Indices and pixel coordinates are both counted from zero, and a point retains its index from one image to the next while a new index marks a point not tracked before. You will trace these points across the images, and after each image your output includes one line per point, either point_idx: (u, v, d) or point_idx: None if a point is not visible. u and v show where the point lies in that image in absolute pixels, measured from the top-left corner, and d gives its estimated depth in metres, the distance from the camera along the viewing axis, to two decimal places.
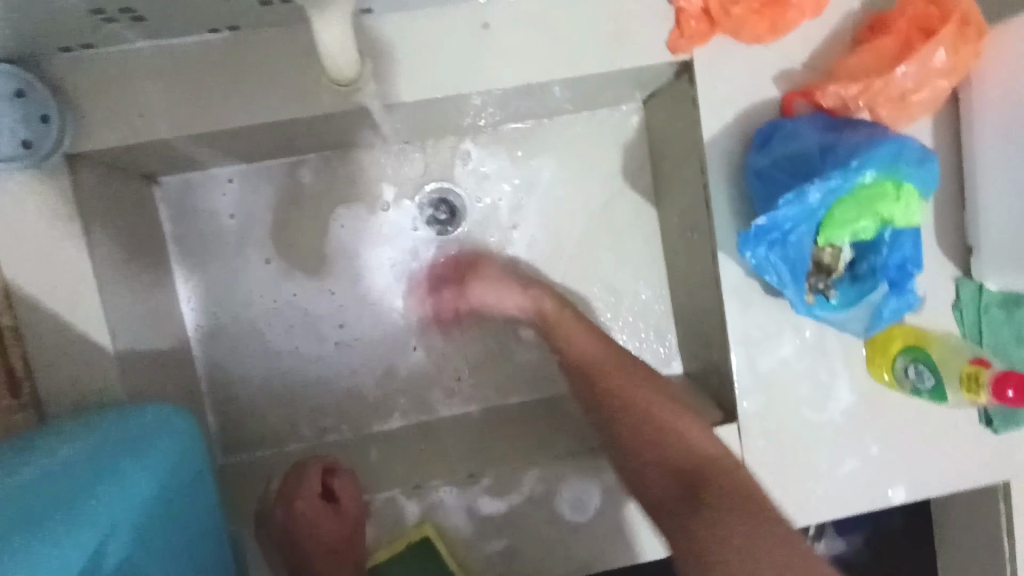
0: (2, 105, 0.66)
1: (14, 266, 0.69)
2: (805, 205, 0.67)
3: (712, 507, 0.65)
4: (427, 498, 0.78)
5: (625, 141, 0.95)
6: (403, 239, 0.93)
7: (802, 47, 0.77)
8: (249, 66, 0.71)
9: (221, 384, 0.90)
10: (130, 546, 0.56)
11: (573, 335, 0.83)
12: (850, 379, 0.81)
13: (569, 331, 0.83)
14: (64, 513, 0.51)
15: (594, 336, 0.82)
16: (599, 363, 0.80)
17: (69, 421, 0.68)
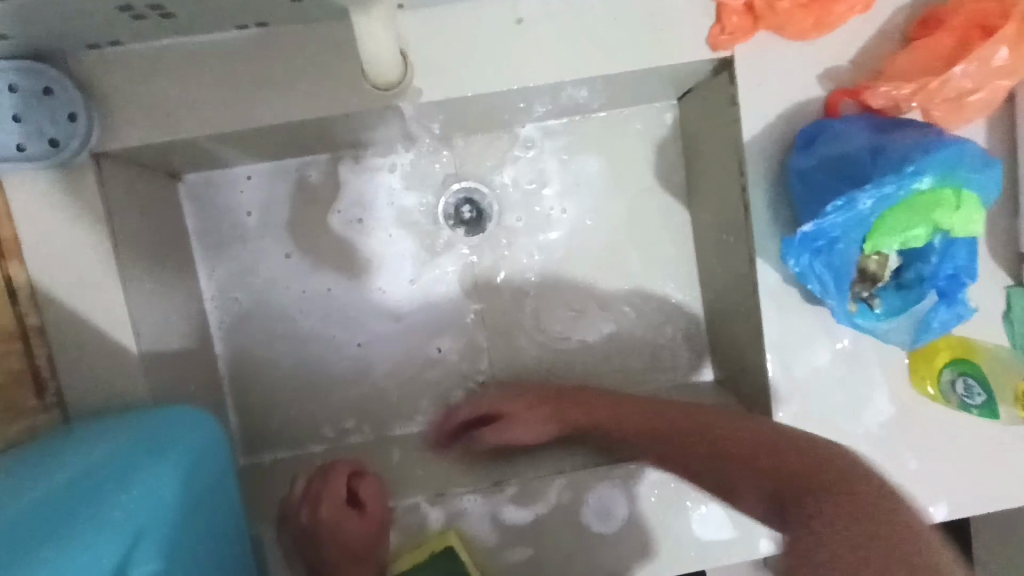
0: (30, 103, 0.65)
1: (42, 265, 0.68)
2: (854, 212, 0.64)
3: (825, 517, 0.61)
4: (451, 505, 0.76)
5: (657, 140, 0.92)
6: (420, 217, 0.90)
7: (850, 43, 0.73)
8: (278, 65, 0.69)
9: (243, 384, 0.89)
10: (168, 555, 0.54)
11: (596, 424, 0.82)
12: (890, 390, 0.78)
13: (616, 419, 0.81)
14: (81, 524, 0.50)
15: (648, 411, 0.80)
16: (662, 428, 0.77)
17: (95, 422, 0.67)
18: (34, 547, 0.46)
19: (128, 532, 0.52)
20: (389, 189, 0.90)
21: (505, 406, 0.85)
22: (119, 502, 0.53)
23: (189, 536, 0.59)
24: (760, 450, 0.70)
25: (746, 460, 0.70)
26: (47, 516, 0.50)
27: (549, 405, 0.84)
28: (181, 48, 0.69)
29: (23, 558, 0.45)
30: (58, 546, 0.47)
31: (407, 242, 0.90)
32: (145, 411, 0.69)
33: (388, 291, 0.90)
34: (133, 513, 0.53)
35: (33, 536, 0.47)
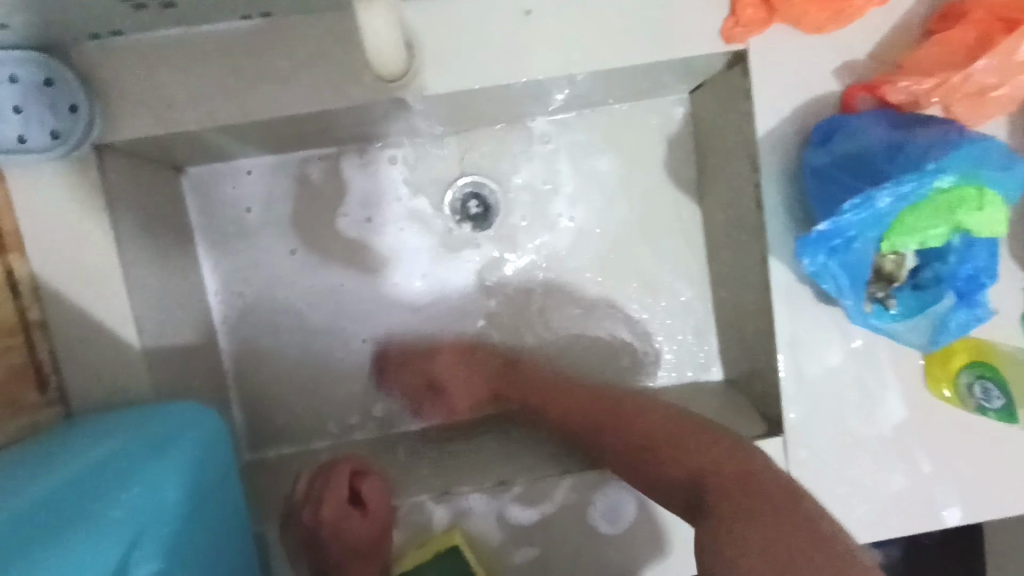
0: (31, 94, 0.65)
1: (44, 259, 0.68)
2: (873, 211, 0.62)
3: (731, 522, 0.59)
4: (456, 504, 0.75)
5: (668, 135, 0.90)
6: (433, 220, 0.89)
7: (868, 36, 0.71)
8: (280, 56, 0.68)
9: (246, 380, 0.88)
10: (168, 556, 0.53)
11: (519, 396, 0.85)
12: (904, 391, 0.76)
13: (547, 395, 0.83)
14: (82, 522, 0.49)
15: (575, 390, 0.82)
16: (580, 410, 0.79)
17: (97, 418, 0.66)
18: (34, 544, 0.45)
19: (127, 534, 0.50)
20: (398, 187, 0.89)
21: (436, 372, 0.88)
22: (120, 502, 0.52)
23: (191, 536, 0.58)
24: (660, 445, 0.69)
25: (642, 456, 0.69)
26: (46, 514, 0.49)
27: (486, 372, 0.88)
28: (184, 38, 0.67)
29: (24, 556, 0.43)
30: (58, 546, 0.45)
31: (417, 237, 0.89)
32: (148, 409, 0.68)
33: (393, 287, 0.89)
34: (134, 513, 0.52)
35: (33, 533, 0.46)
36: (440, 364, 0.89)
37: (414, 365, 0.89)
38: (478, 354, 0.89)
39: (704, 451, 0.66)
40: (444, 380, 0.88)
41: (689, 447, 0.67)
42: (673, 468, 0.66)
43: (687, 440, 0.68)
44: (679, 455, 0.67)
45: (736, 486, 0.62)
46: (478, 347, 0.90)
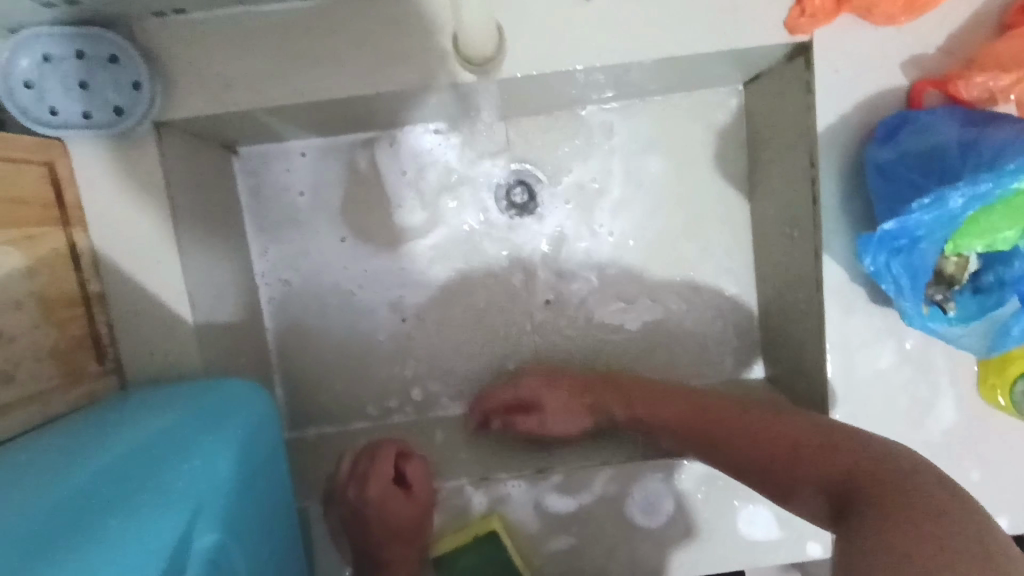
0: (96, 71, 0.66)
1: (104, 233, 0.69)
2: (943, 211, 0.60)
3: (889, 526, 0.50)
4: (495, 490, 0.76)
5: (719, 127, 0.88)
6: (467, 188, 0.89)
7: (939, 29, 0.69)
8: (340, 37, 0.68)
9: (289, 360, 0.89)
10: (222, 533, 0.54)
11: (620, 407, 0.79)
12: (954, 397, 0.75)
13: (653, 407, 0.77)
14: (138, 499, 0.50)
15: (678, 399, 0.77)
16: (712, 423, 0.72)
17: (153, 390, 0.68)
18: (95, 523, 0.46)
19: (185, 508, 0.51)
20: (431, 157, 0.88)
21: (527, 398, 0.82)
22: (179, 477, 0.53)
23: (243, 512, 0.59)
24: (801, 454, 0.63)
25: (788, 467, 0.64)
26: (109, 488, 0.50)
27: (577, 386, 0.82)
28: (243, 17, 0.67)
29: (89, 535, 0.45)
30: (121, 522, 0.47)
31: (456, 211, 0.89)
32: (202, 382, 0.69)
33: (437, 273, 0.89)
34: (191, 489, 0.53)
35: (95, 509, 0.47)
36: (533, 391, 0.82)
37: (509, 396, 0.83)
38: (568, 377, 0.83)
39: (841, 454, 0.61)
40: (540, 401, 0.81)
41: (826, 450, 0.62)
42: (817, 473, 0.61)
43: (817, 447, 0.63)
44: (815, 462, 0.62)
45: (884, 486, 0.55)
46: (563, 374, 0.84)
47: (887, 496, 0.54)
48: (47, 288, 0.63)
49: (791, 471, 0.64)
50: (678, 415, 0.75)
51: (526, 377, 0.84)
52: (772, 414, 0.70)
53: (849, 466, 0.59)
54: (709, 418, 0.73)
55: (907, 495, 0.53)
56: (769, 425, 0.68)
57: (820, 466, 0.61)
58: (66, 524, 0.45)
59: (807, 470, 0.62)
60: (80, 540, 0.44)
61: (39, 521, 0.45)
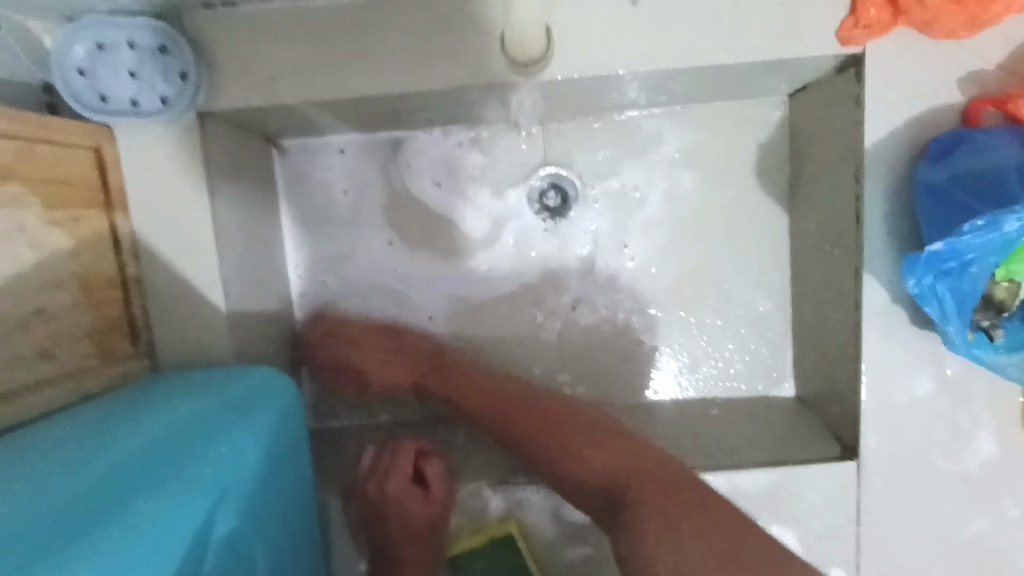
0: (145, 59, 0.67)
1: (145, 218, 0.71)
2: (998, 234, 0.58)
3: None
4: (513, 495, 0.75)
5: (762, 138, 0.86)
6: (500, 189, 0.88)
7: (1001, 46, 0.66)
8: (383, 34, 0.69)
9: (316, 352, 0.90)
10: (240, 521, 0.55)
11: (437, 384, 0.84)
12: (998, 430, 0.72)
13: (470, 385, 0.83)
14: (165, 481, 0.50)
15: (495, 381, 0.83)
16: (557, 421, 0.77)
17: (180, 376, 0.69)
18: (121, 501, 0.47)
19: (210, 495, 0.52)
20: (466, 156, 0.88)
21: (360, 352, 0.86)
22: (206, 462, 0.54)
23: (262, 500, 0.60)
24: (575, 443, 0.73)
25: (554, 456, 0.73)
26: (139, 466, 0.51)
27: (414, 358, 0.86)
28: (289, 11, 0.68)
29: (123, 514, 0.45)
30: (154, 505, 0.47)
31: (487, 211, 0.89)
32: (230, 371, 0.70)
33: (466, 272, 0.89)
34: (216, 477, 0.54)
35: (127, 487, 0.48)
36: (371, 347, 0.86)
37: (357, 341, 0.86)
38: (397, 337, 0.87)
39: (627, 451, 0.71)
40: (363, 367, 0.85)
41: (608, 445, 0.72)
42: (588, 467, 0.71)
43: (585, 437, 0.74)
44: (590, 452, 0.72)
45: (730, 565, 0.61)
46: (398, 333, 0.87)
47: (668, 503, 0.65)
48: (87, 268, 0.65)
49: (557, 458, 0.73)
50: (496, 396, 0.81)
51: (367, 329, 0.87)
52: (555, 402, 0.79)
53: (617, 460, 0.70)
54: (496, 413, 0.80)
55: (690, 507, 0.65)
56: (550, 411, 0.78)
57: (592, 457, 0.71)
58: (100, 499, 0.46)
59: (577, 456, 0.72)
60: (114, 517, 0.45)
61: (72, 495, 0.45)
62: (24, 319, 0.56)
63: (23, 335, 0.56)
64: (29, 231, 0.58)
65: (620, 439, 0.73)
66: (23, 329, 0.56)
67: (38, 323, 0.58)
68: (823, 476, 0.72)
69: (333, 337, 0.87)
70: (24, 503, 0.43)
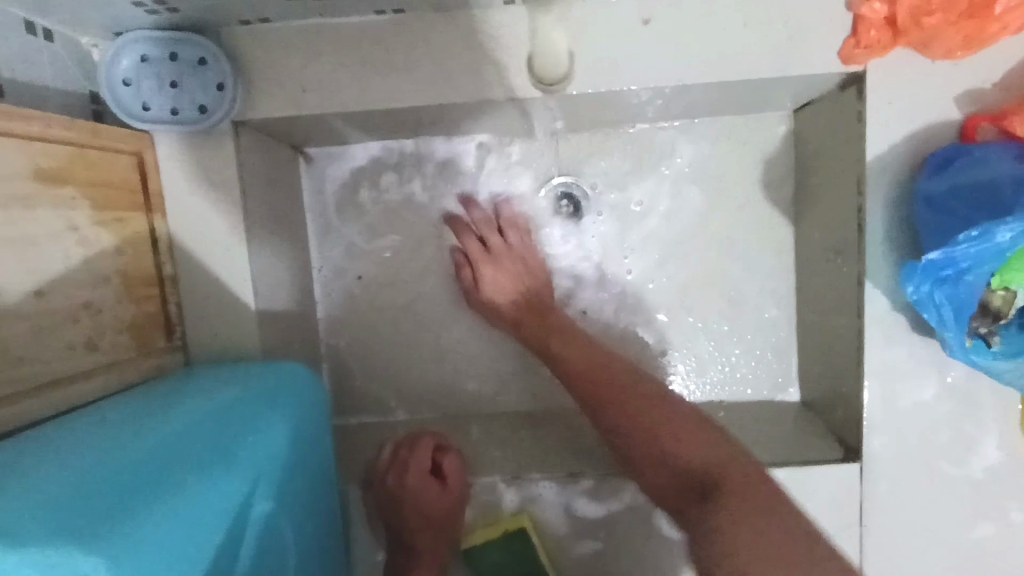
0: (186, 72, 0.72)
1: (181, 220, 0.75)
2: (991, 244, 0.61)
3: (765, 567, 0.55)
4: (526, 490, 0.78)
5: (770, 150, 0.90)
6: (517, 196, 0.92)
7: (998, 66, 0.70)
8: (409, 49, 0.73)
9: (337, 350, 0.94)
10: (269, 504, 0.60)
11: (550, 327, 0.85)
12: (995, 435, 0.74)
13: (563, 346, 0.82)
14: (206, 463, 0.54)
15: (592, 349, 0.82)
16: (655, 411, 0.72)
17: (213, 368, 0.73)
18: (168, 480, 0.51)
19: (247, 477, 0.57)
20: (485, 165, 0.92)
21: (493, 260, 0.88)
22: (243, 446, 0.59)
23: (289, 485, 0.64)
24: (667, 431, 0.69)
25: (647, 438, 0.70)
26: (185, 444, 0.55)
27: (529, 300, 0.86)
28: (323, 28, 0.73)
29: (174, 487, 0.50)
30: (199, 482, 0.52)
31: (504, 217, 0.92)
32: (259, 364, 0.74)
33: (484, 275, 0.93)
34: (253, 460, 0.59)
35: (176, 463, 0.53)
36: (507, 262, 0.88)
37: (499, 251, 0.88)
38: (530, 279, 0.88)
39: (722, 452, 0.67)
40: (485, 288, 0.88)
41: (704, 439, 0.68)
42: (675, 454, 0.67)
43: (682, 428, 0.70)
44: (682, 442, 0.68)
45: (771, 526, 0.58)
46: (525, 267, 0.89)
47: (742, 503, 0.60)
48: (129, 266, 0.69)
49: (649, 442, 0.69)
50: (577, 360, 0.81)
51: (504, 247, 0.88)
52: (656, 398, 0.75)
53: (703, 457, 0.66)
54: (597, 387, 0.77)
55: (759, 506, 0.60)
56: (650, 401, 0.74)
57: (684, 447, 0.67)
58: (153, 473, 0.51)
59: (669, 444, 0.68)
60: (167, 489, 0.50)
61: (130, 465, 0.50)
62: (73, 312, 0.61)
63: (72, 326, 0.60)
64: (80, 231, 0.62)
65: (718, 438, 0.68)
66: (72, 321, 0.60)
67: (85, 317, 0.62)
68: (825, 476, 0.75)
69: (477, 240, 0.90)
70: (90, 469, 0.48)
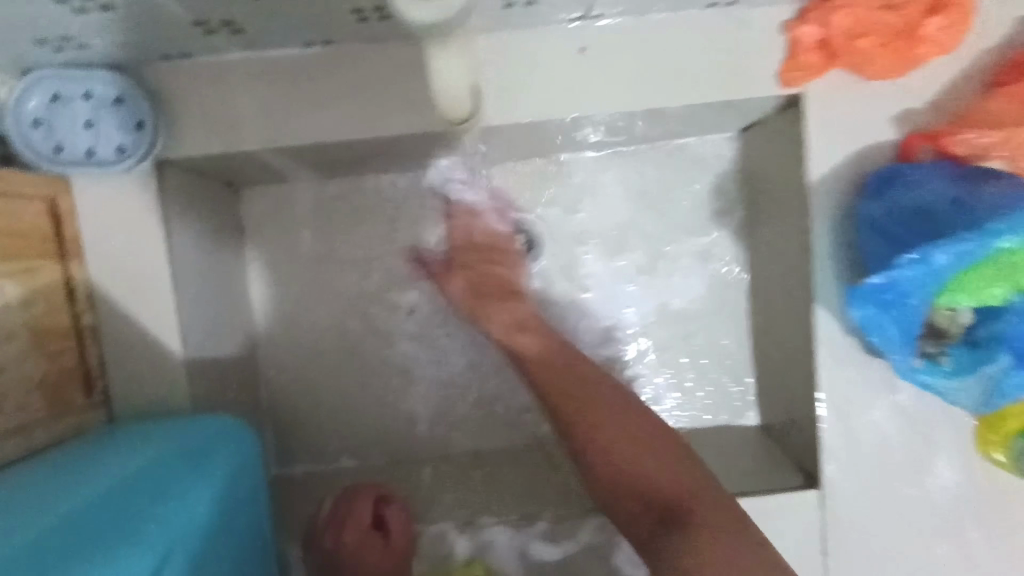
0: (102, 111, 0.68)
1: (102, 266, 0.71)
2: (931, 267, 0.60)
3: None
4: (479, 536, 0.76)
5: (714, 175, 0.89)
6: None
7: (931, 86, 0.70)
8: (339, 82, 0.71)
9: (279, 396, 0.89)
10: (205, 557, 0.55)
11: (517, 308, 0.74)
12: (951, 455, 0.74)
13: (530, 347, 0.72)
14: (132, 524, 0.50)
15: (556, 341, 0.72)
16: (613, 406, 0.64)
17: (140, 427, 0.68)
18: (86, 549, 0.46)
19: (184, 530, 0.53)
20: (429, 198, 0.89)
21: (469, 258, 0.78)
22: (166, 500, 0.54)
23: (222, 543, 0.59)
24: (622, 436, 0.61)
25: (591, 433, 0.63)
26: (94, 513, 0.51)
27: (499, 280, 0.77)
28: (249, 63, 0.70)
29: (88, 551, 0.46)
30: (119, 541, 0.48)
31: None
32: (190, 419, 0.70)
33: (445, 314, 0.89)
34: (184, 503, 0.55)
35: (89, 536, 0.48)
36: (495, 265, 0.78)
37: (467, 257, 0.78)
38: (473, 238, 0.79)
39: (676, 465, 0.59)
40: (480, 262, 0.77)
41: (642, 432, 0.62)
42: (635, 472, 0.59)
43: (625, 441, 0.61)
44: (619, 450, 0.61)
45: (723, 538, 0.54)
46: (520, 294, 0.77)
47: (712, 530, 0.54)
48: (40, 319, 0.65)
49: (608, 462, 0.61)
50: (528, 350, 0.72)
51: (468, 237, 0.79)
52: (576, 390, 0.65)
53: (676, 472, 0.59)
54: (557, 381, 0.68)
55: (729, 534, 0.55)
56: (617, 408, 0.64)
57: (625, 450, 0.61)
58: (65, 548, 0.46)
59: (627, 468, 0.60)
60: (94, 547, 0.46)
61: (37, 544, 0.45)
62: None
63: None
64: None
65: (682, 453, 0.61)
66: None
67: None
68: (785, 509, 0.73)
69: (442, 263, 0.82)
70: None
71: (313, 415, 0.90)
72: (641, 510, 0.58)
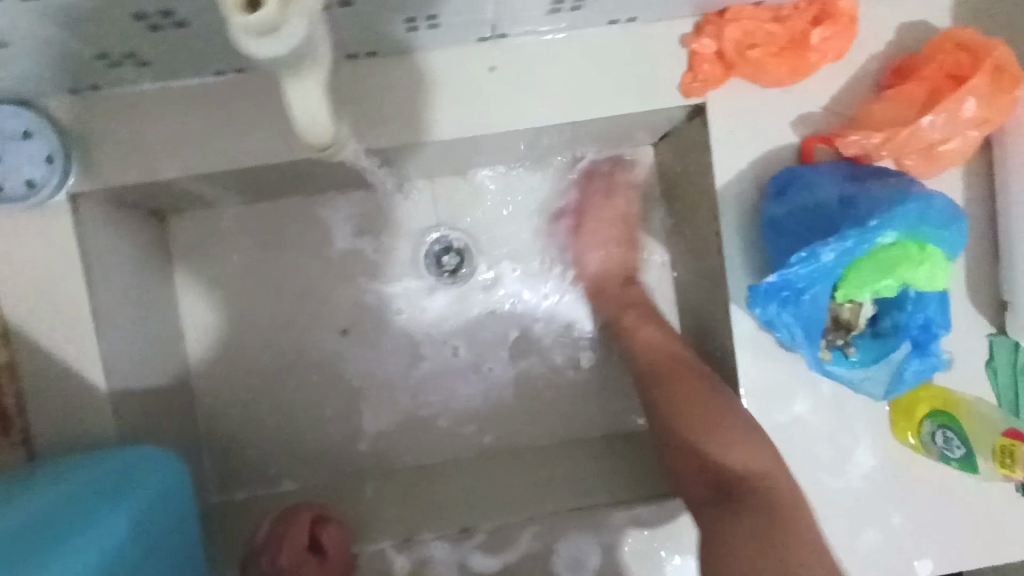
0: (11, 145, 0.67)
1: (15, 302, 0.69)
2: (819, 265, 0.64)
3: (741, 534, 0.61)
4: (417, 552, 0.77)
5: (636, 184, 0.92)
6: (398, 247, 0.91)
7: (826, 91, 0.73)
8: (254, 107, 0.71)
9: (217, 423, 0.89)
10: None
11: (633, 294, 0.88)
12: (870, 442, 0.76)
13: (638, 330, 0.83)
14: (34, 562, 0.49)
15: (665, 333, 0.82)
16: (679, 382, 0.76)
17: (57, 460, 0.67)
18: None
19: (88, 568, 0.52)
20: (361, 218, 0.90)
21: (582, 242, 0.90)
22: (80, 532, 0.54)
23: None
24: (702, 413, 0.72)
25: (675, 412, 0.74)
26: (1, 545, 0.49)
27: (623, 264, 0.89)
28: (160, 93, 0.70)
29: None
30: (27, 568, 0.48)
31: (388, 268, 0.91)
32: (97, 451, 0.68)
33: (383, 332, 0.90)
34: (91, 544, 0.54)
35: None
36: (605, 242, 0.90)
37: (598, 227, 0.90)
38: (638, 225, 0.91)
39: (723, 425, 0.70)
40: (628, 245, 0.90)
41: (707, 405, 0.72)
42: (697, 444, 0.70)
43: (716, 419, 0.70)
44: (701, 421, 0.71)
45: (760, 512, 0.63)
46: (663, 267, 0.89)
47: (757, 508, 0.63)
48: None
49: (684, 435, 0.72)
50: (651, 341, 0.82)
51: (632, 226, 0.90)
52: (716, 381, 0.74)
53: (753, 460, 0.67)
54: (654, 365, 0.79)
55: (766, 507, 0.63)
56: (688, 387, 0.75)
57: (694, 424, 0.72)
58: None
59: (717, 449, 0.69)
60: None
61: None
62: None
63: None
64: None
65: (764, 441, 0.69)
66: None
67: None
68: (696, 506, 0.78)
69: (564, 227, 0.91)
70: None
71: (253, 440, 0.89)
72: (708, 481, 0.69)
